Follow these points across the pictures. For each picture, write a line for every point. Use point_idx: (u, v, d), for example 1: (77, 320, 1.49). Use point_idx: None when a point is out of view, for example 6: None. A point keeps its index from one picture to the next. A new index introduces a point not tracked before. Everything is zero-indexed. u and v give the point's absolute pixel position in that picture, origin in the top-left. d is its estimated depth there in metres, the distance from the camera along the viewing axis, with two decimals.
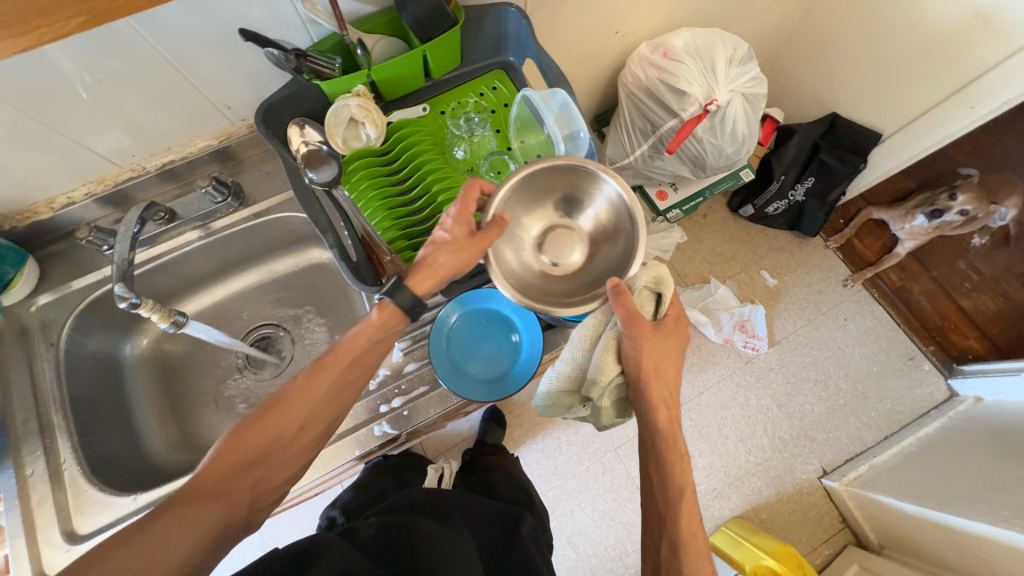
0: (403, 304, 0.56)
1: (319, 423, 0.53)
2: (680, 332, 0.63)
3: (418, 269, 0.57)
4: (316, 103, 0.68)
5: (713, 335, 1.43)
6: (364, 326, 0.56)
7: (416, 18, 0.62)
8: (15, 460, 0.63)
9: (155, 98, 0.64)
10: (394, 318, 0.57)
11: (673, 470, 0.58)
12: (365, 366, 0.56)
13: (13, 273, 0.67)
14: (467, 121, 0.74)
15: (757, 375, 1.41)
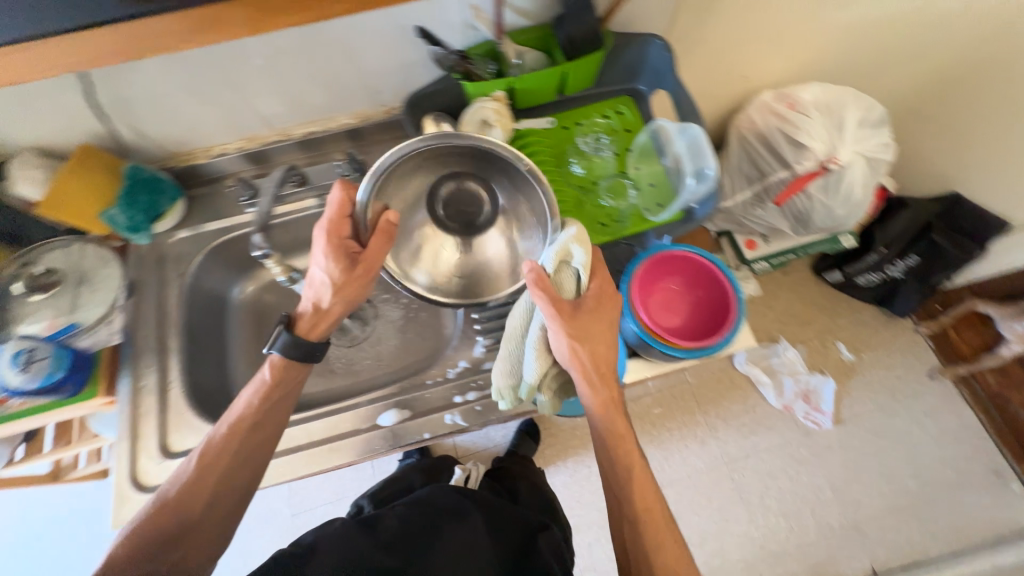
0: (294, 357, 0.62)
1: (252, 444, 0.60)
2: (605, 307, 0.57)
3: (315, 317, 0.65)
4: (455, 100, 0.72)
5: (773, 400, 1.35)
6: (258, 386, 0.61)
7: (571, 36, 0.64)
8: (133, 370, 0.70)
9: (320, 74, 0.70)
10: (291, 365, 0.63)
11: (639, 476, 0.57)
12: (284, 397, 0.63)
13: (167, 205, 0.75)
14: (596, 139, 0.75)
15: (814, 451, 1.32)
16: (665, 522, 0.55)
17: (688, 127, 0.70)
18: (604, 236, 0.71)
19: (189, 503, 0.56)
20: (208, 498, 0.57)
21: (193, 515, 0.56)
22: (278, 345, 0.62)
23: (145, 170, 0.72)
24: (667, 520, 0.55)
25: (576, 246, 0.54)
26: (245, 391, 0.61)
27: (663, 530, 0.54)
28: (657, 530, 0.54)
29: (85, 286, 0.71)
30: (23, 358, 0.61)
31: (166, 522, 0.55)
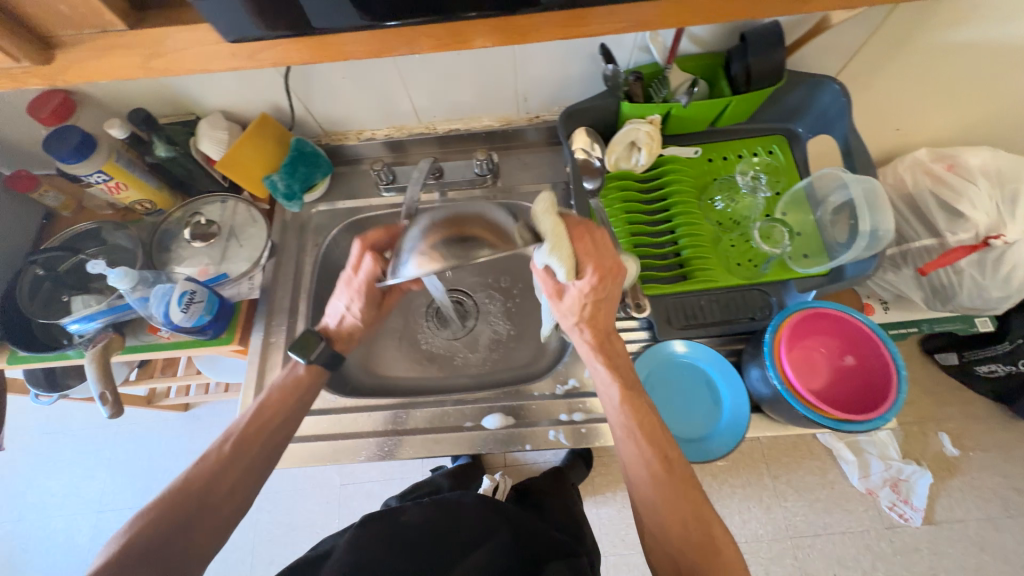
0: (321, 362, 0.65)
1: (275, 439, 0.61)
2: (611, 283, 0.57)
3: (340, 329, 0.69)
4: (607, 117, 0.71)
5: (855, 481, 1.22)
6: (290, 374, 0.65)
7: (748, 70, 0.62)
8: (267, 325, 0.75)
9: (483, 78, 0.73)
10: (316, 372, 0.66)
11: (654, 447, 0.56)
12: (309, 389, 0.65)
13: (318, 178, 0.80)
14: (753, 177, 0.73)
15: (897, 548, 1.18)
16: (691, 496, 0.54)
17: (860, 178, 0.63)
18: (741, 278, 0.68)
19: (210, 494, 0.55)
20: (233, 478, 0.56)
21: (213, 491, 0.55)
22: (321, 357, 0.65)
23: (308, 145, 0.76)
24: (693, 489, 0.54)
25: (553, 258, 0.53)
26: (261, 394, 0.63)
27: (693, 505, 0.53)
28: (691, 517, 0.52)
29: (234, 240, 0.78)
30: (185, 301, 0.65)
31: (174, 518, 0.52)
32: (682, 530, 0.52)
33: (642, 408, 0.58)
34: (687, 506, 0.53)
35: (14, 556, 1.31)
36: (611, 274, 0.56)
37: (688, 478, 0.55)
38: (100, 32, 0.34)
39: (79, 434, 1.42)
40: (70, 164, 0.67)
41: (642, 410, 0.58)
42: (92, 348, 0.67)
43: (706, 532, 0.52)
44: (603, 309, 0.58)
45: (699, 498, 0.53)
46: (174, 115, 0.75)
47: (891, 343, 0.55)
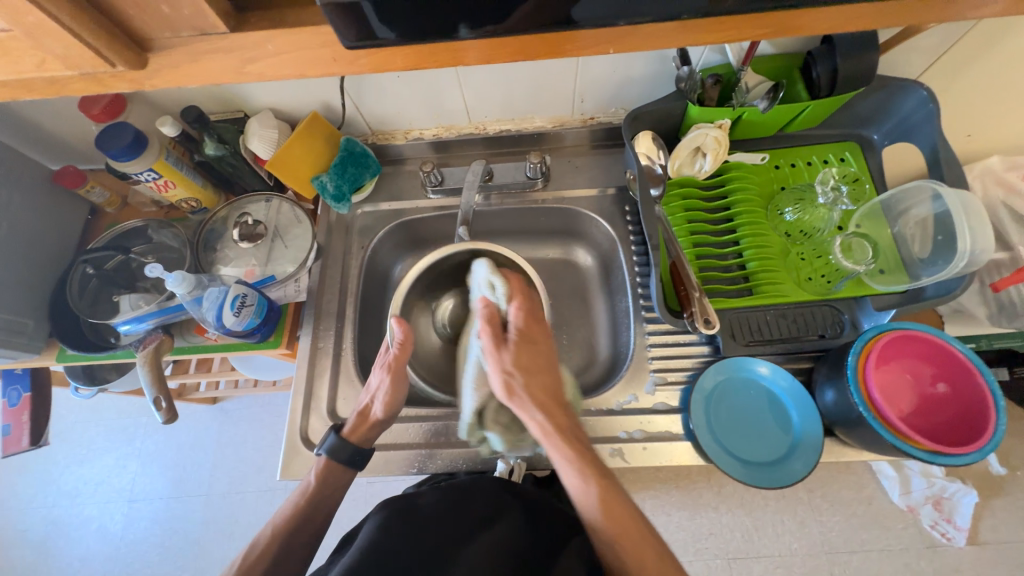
0: (342, 458, 0.60)
1: (307, 520, 0.58)
2: (537, 326, 0.62)
3: (359, 420, 0.62)
4: (671, 122, 0.68)
5: (894, 497, 1.17)
6: (303, 490, 0.59)
7: (835, 73, 0.58)
8: (313, 329, 0.73)
9: (541, 79, 0.69)
10: (338, 468, 0.60)
11: (618, 509, 0.50)
12: (328, 495, 0.59)
13: (366, 180, 0.78)
14: (835, 188, 0.67)
15: (939, 569, 1.13)
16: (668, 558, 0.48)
17: (955, 191, 0.57)
18: (812, 294, 0.65)
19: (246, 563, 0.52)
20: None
21: None
22: (327, 447, 0.60)
23: (358, 145, 0.75)
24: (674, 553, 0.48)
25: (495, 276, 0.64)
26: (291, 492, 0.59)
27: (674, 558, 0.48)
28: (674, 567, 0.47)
29: (280, 240, 0.76)
30: (237, 305, 0.64)
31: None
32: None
33: (589, 457, 0.52)
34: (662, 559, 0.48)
35: (48, 542, 1.33)
36: (536, 318, 0.62)
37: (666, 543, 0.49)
38: (196, 34, 0.33)
39: (109, 426, 1.44)
40: (121, 161, 0.66)
41: (595, 465, 0.52)
42: (142, 350, 0.66)
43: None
44: (541, 361, 0.59)
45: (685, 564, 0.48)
46: (221, 112, 0.73)
47: (992, 375, 0.52)
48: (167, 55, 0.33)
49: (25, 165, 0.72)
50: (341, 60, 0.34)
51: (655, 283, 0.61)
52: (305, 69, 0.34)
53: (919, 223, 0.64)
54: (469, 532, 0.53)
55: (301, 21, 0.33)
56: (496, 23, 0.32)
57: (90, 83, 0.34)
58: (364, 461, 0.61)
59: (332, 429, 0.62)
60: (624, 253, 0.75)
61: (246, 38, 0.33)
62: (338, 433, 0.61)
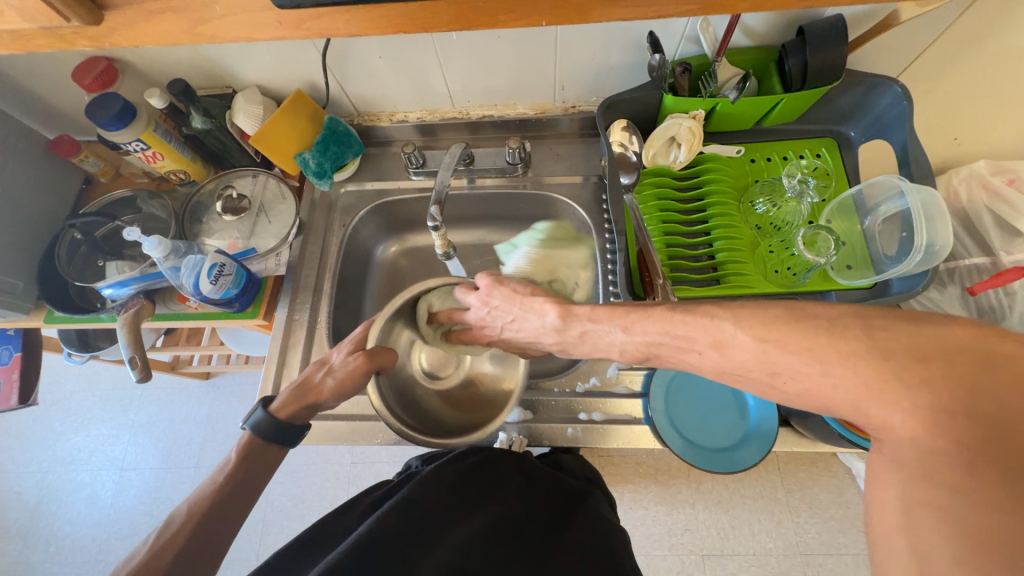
0: (266, 431, 0.57)
1: None
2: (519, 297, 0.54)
3: (293, 394, 0.60)
4: (648, 111, 0.69)
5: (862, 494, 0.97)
6: (223, 467, 0.54)
7: (805, 66, 0.58)
8: (290, 303, 0.76)
9: (521, 65, 0.70)
10: (256, 444, 0.56)
11: None
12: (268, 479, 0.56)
13: (350, 158, 0.80)
14: (802, 181, 0.68)
15: None
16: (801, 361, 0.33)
17: (920, 188, 0.58)
18: (778, 286, 0.65)
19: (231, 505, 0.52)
20: None
21: None
22: (252, 422, 0.57)
23: (341, 125, 0.76)
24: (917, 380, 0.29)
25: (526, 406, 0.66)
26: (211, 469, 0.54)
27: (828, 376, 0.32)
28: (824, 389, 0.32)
29: (264, 215, 0.78)
30: (214, 274, 0.66)
31: (182, 541, 0.48)
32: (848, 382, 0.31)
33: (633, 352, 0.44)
34: (779, 365, 0.34)
35: (42, 505, 1.37)
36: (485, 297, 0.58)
37: (774, 357, 0.34)
38: None
39: (105, 396, 1.47)
40: (111, 131, 0.68)
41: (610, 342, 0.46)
42: (124, 314, 0.69)
43: (967, 384, 0.27)
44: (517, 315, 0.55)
45: (842, 343, 0.31)
46: (210, 87, 0.75)
47: None
48: (121, 13, 0.35)
49: (20, 133, 0.74)
50: (288, 22, 0.35)
51: (620, 266, 0.62)
52: (254, 31, 0.36)
53: (886, 220, 0.65)
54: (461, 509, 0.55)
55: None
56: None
57: (52, 40, 0.37)
58: (293, 439, 0.59)
59: (261, 405, 0.59)
60: (598, 241, 0.76)
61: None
62: (265, 408, 0.58)
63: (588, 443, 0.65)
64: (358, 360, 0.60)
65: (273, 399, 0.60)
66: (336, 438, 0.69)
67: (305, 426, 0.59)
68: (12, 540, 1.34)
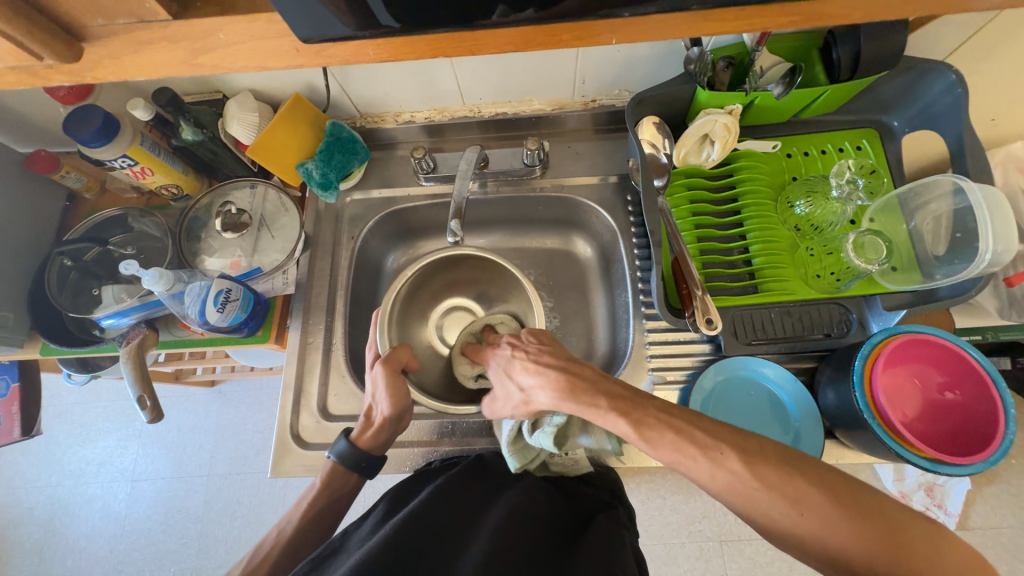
0: (349, 462, 0.57)
1: (313, 530, 0.57)
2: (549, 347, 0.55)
3: (366, 424, 0.60)
4: (679, 106, 0.64)
5: (884, 483, 0.96)
6: (309, 492, 0.58)
7: (857, 54, 0.52)
8: (303, 324, 0.72)
9: (539, 62, 0.64)
10: (339, 471, 0.58)
11: None
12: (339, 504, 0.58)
13: (356, 166, 0.75)
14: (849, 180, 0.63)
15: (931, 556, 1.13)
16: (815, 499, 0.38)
17: (978, 186, 0.54)
18: (819, 292, 0.62)
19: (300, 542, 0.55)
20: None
21: None
22: (337, 451, 0.58)
23: (344, 130, 0.71)
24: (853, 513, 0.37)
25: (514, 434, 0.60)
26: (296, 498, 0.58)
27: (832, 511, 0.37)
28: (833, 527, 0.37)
29: (266, 229, 0.72)
30: (221, 301, 0.62)
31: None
32: (858, 538, 0.36)
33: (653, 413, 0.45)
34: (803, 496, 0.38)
35: (55, 519, 1.35)
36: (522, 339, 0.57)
37: (781, 481, 0.39)
38: (134, 21, 0.30)
39: (109, 408, 1.44)
40: (93, 148, 0.62)
41: (622, 406, 0.46)
42: (126, 346, 0.65)
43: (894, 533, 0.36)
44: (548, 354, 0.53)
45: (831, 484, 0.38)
46: (197, 93, 0.68)
47: (1005, 388, 0.52)
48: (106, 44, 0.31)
49: None
50: (306, 51, 0.31)
51: (657, 281, 0.58)
52: (264, 60, 0.32)
53: (936, 219, 0.61)
54: (468, 520, 0.50)
55: (256, 6, 0.31)
56: (473, 15, 0.30)
57: (25, 77, 0.32)
58: (376, 467, 0.59)
59: (343, 434, 0.59)
60: (625, 246, 0.72)
61: (193, 26, 0.31)
62: (349, 438, 0.59)
63: (622, 463, 0.63)
64: (378, 372, 0.60)
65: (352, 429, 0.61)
66: None
67: (383, 457, 0.59)
68: (28, 556, 1.33)
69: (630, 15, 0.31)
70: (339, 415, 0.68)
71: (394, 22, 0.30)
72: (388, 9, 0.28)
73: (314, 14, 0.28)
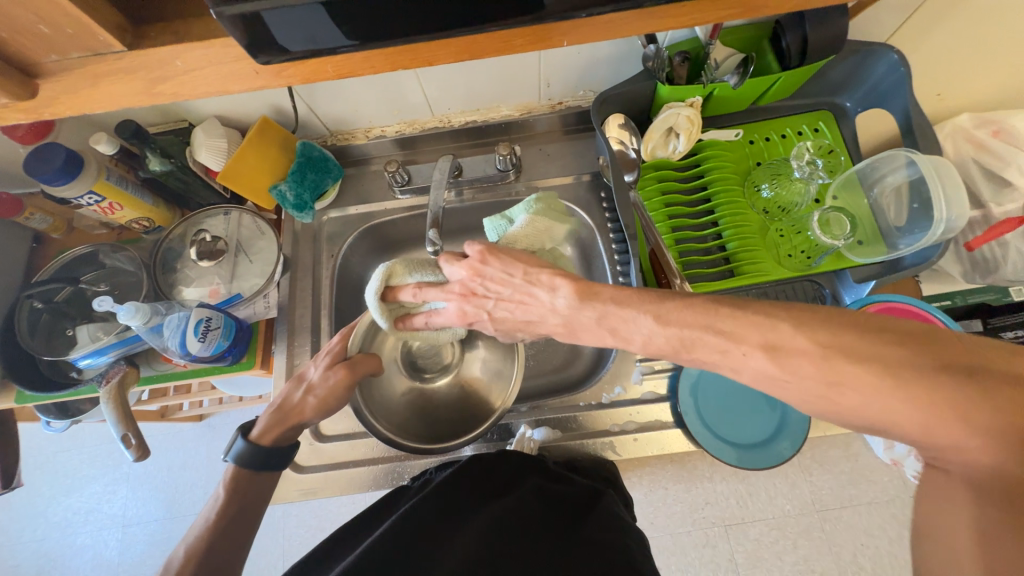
0: (251, 464, 0.57)
1: None
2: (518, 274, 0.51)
3: (273, 420, 0.59)
4: (642, 102, 0.66)
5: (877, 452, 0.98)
6: (213, 503, 0.55)
7: (804, 41, 0.54)
8: (289, 347, 0.71)
9: (499, 69, 0.66)
10: (244, 474, 0.57)
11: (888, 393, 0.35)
12: (247, 500, 0.56)
13: (330, 184, 0.75)
14: (811, 163, 0.66)
15: None
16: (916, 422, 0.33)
17: (928, 157, 0.57)
18: (792, 270, 0.64)
19: (233, 535, 0.53)
20: None
21: None
22: (236, 455, 0.57)
23: (315, 150, 0.71)
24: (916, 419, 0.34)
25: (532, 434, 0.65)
26: (203, 508, 0.55)
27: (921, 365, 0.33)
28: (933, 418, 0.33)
29: (243, 254, 0.71)
30: (201, 330, 0.61)
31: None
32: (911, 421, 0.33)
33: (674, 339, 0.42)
34: (841, 377, 0.35)
35: (42, 575, 1.30)
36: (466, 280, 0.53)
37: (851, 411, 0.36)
38: (88, 54, 0.31)
39: (92, 453, 1.39)
40: (57, 186, 0.61)
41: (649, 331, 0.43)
42: (106, 385, 0.63)
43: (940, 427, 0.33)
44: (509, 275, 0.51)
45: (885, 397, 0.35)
46: (163, 124, 0.68)
47: (970, 343, 0.57)
48: (62, 81, 0.31)
49: None
50: (267, 73, 0.32)
51: (637, 274, 0.58)
52: (224, 85, 0.32)
53: (894, 193, 0.64)
54: (450, 524, 0.50)
55: (212, 33, 0.31)
56: (426, 30, 0.30)
57: None
58: (284, 460, 0.59)
59: (241, 433, 0.58)
60: (603, 242, 0.73)
61: (150, 56, 0.31)
62: (247, 437, 0.58)
63: (618, 455, 0.63)
64: (338, 375, 0.60)
65: (252, 426, 0.60)
66: (361, 486, 0.65)
67: (292, 446, 0.60)
68: None
69: (579, 20, 0.32)
70: (334, 436, 0.67)
71: (349, 40, 0.30)
72: (340, 29, 0.29)
73: (272, 37, 0.29)
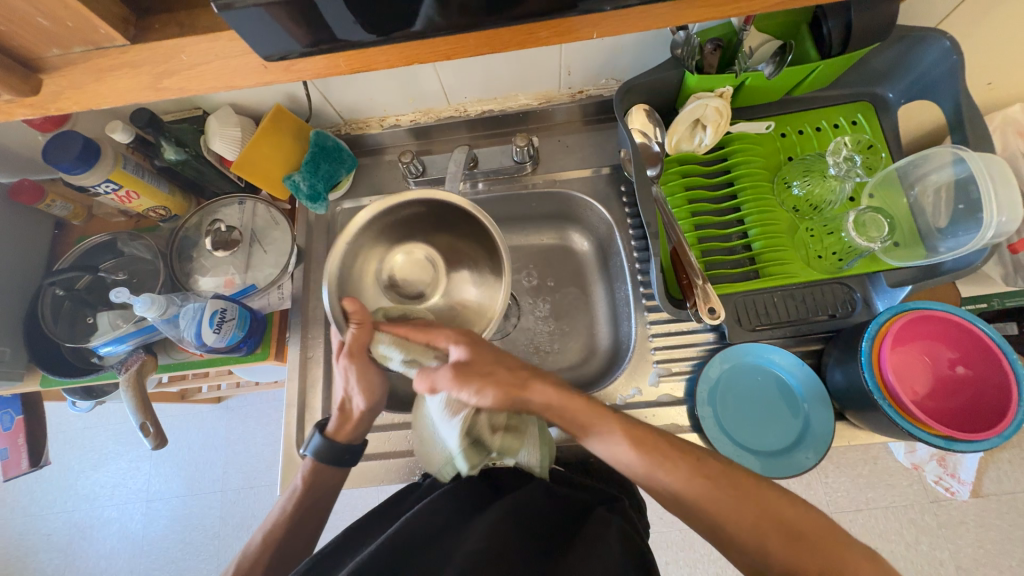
0: (327, 459, 0.58)
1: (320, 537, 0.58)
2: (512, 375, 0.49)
3: (341, 419, 0.61)
4: (668, 92, 0.63)
5: (898, 456, 0.95)
6: (292, 495, 0.59)
7: (847, 27, 0.50)
8: (302, 338, 0.71)
9: (518, 56, 0.63)
10: (327, 469, 0.59)
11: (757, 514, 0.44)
12: (326, 498, 0.59)
13: (344, 175, 0.74)
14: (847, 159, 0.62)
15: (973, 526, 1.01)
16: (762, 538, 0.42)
17: (979, 154, 0.53)
18: (821, 272, 0.61)
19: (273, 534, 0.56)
20: None
21: None
22: (313, 450, 0.59)
23: (329, 139, 0.70)
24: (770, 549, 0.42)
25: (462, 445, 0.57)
26: (281, 498, 0.59)
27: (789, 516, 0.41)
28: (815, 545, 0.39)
29: (257, 245, 0.71)
30: (216, 321, 0.61)
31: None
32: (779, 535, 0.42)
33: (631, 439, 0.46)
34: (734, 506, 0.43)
35: (73, 544, 1.36)
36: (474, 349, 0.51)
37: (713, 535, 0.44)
38: (92, 48, 0.30)
39: (118, 430, 1.44)
40: (76, 174, 0.61)
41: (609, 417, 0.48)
42: (125, 372, 0.64)
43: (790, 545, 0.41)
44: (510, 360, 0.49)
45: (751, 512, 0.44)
46: (178, 112, 0.67)
47: (1014, 355, 0.52)
48: (67, 76, 0.30)
49: None
50: (275, 67, 0.31)
51: (656, 274, 0.56)
52: (233, 80, 0.31)
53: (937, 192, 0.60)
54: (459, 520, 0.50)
55: (218, 26, 0.30)
56: (442, 24, 0.28)
57: None
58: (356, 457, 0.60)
59: (317, 430, 0.60)
60: (622, 238, 0.71)
61: (155, 49, 0.30)
62: (323, 433, 0.60)
63: None
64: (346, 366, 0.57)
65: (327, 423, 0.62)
66: (372, 479, 0.65)
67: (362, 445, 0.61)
68: None
69: (606, 11, 0.30)
70: None
71: (361, 32, 0.28)
72: (353, 19, 0.27)
73: (282, 31, 0.27)
